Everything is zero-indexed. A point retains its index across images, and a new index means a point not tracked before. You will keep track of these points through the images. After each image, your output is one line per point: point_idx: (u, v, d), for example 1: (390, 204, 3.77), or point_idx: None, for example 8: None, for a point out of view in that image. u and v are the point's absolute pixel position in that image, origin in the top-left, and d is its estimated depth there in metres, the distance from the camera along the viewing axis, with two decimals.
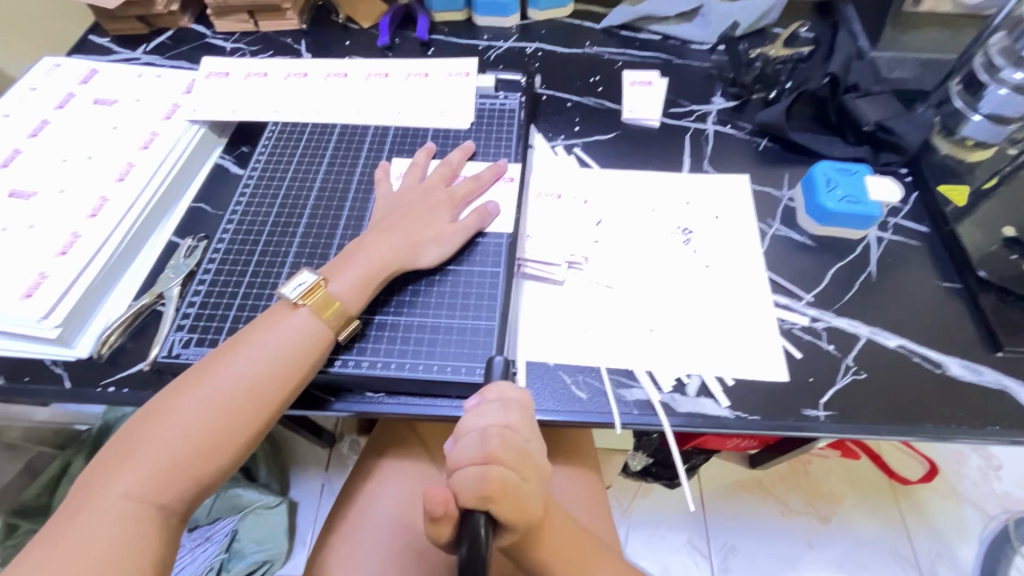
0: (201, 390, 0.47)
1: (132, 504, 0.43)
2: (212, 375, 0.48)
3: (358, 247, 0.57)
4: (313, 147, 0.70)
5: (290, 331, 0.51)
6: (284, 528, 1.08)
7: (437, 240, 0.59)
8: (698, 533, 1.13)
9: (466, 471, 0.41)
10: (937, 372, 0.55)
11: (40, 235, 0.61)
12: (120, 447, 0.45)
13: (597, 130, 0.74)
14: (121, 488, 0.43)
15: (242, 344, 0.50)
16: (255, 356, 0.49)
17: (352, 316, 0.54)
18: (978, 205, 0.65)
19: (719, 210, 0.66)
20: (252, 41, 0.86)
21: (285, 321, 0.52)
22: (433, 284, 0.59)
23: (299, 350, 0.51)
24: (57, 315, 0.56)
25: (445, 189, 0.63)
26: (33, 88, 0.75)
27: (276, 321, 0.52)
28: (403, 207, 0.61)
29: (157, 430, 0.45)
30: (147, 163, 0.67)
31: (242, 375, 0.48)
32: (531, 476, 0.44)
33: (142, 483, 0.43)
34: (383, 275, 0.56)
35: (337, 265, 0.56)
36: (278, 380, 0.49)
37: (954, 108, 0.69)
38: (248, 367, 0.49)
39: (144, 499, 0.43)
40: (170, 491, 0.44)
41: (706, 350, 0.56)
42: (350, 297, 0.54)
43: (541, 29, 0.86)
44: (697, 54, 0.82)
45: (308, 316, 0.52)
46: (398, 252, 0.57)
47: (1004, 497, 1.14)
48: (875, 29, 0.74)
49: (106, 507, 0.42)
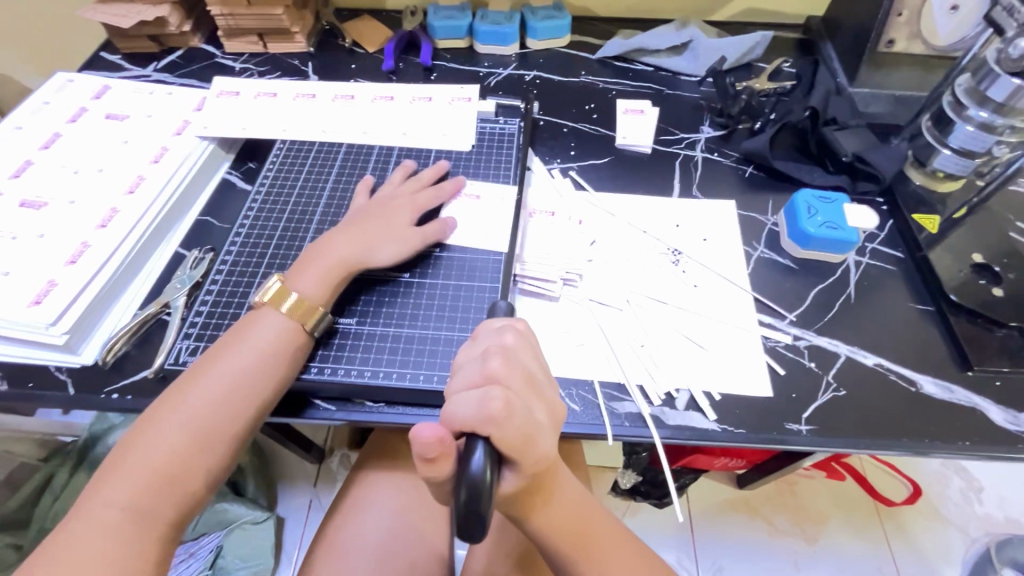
0: (182, 400, 0.49)
1: (126, 513, 0.43)
2: (194, 385, 0.49)
3: (316, 251, 0.59)
4: (319, 165, 0.73)
5: (268, 335, 0.53)
6: (271, 544, 1.08)
7: (395, 241, 0.61)
8: (687, 553, 1.13)
9: (465, 393, 0.39)
10: (911, 390, 0.58)
11: (49, 246, 0.62)
12: (109, 463, 0.46)
13: (592, 154, 0.78)
14: (111, 499, 0.44)
15: (221, 352, 0.52)
16: (234, 362, 0.51)
17: (320, 313, 0.56)
18: (949, 232, 0.69)
19: (707, 232, 0.70)
20: (260, 61, 0.89)
21: (262, 326, 0.54)
22: (387, 291, 0.61)
23: (277, 352, 0.52)
24: (65, 322, 0.57)
25: (408, 198, 0.65)
26: (46, 102, 0.77)
27: (251, 328, 0.54)
28: (361, 213, 0.63)
29: (145, 443, 0.46)
30: (157, 177, 0.69)
31: (223, 380, 0.50)
32: (533, 459, 0.40)
33: (130, 492, 0.44)
34: (344, 274, 0.58)
35: (297, 269, 0.58)
36: (259, 383, 0.51)
37: (926, 141, 0.74)
38: (231, 371, 0.51)
39: (137, 510, 0.44)
40: (162, 501, 0.45)
41: (696, 367, 0.59)
42: (315, 296, 0.56)
43: (539, 58, 0.90)
44: (686, 85, 0.87)
45: (282, 320, 0.54)
46: (353, 254, 0.59)
47: (985, 519, 1.16)
48: (852, 68, 0.79)
49: (100, 517, 0.43)
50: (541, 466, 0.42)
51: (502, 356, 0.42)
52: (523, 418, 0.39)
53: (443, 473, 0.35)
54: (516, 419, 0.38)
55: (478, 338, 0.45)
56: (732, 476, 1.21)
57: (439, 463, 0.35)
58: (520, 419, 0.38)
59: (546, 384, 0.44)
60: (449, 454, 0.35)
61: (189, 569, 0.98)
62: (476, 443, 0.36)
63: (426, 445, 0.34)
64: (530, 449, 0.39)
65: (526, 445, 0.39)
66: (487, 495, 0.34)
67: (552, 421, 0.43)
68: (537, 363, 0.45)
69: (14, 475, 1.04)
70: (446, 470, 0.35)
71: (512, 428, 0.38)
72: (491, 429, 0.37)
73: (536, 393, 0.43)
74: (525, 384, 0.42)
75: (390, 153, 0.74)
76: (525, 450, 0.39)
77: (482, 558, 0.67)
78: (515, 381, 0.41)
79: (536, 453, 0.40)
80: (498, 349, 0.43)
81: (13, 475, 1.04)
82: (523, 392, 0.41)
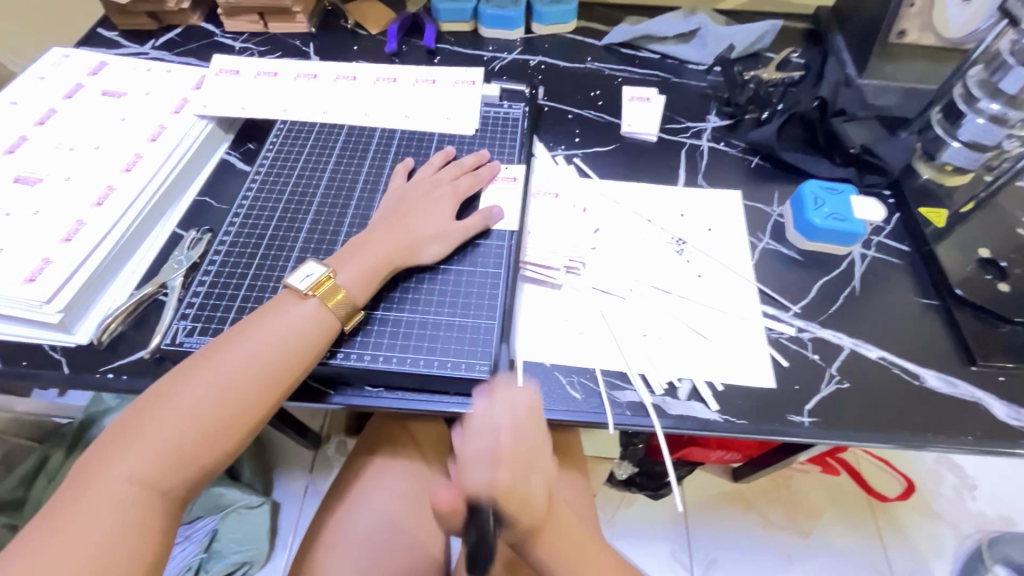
0: (206, 374, 0.48)
1: (134, 488, 0.43)
2: (219, 359, 0.49)
3: (363, 241, 0.58)
4: (321, 146, 0.72)
5: (298, 319, 0.52)
6: (265, 530, 1.08)
7: (438, 238, 0.61)
8: (681, 545, 1.14)
9: (479, 464, 0.43)
10: (915, 384, 0.57)
11: (44, 223, 0.61)
12: (125, 427, 0.46)
13: (596, 141, 0.77)
14: (124, 470, 0.43)
15: (251, 328, 0.51)
16: (261, 343, 0.50)
17: (356, 308, 0.55)
18: (956, 226, 0.68)
19: (711, 222, 0.69)
20: (261, 41, 0.87)
21: (294, 308, 0.52)
22: (425, 279, 0.60)
23: (305, 337, 0.51)
24: (59, 300, 0.56)
25: (450, 182, 0.65)
26: (42, 78, 0.76)
27: (283, 309, 0.52)
28: (405, 202, 0.63)
29: (163, 413, 0.46)
30: (154, 155, 0.68)
31: (249, 358, 0.49)
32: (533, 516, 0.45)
33: (145, 466, 0.44)
34: (387, 269, 0.58)
35: (343, 257, 0.57)
36: (284, 367, 0.50)
37: (935, 134, 0.72)
38: (256, 352, 0.50)
39: (146, 484, 0.43)
40: (171, 476, 0.44)
41: (698, 355, 0.58)
42: (357, 289, 0.55)
43: (545, 43, 0.89)
44: (693, 73, 0.86)
45: (316, 306, 0.53)
46: (399, 248, 0.58)
47: (977, 516, 1.17)
48: (862, 58, 0.78)
49: (108, 489, 0.42)
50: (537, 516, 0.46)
51: (513, 452, 0.44)
52: (525, 491, 0.43)
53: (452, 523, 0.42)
54: (520, 494, 0.43)
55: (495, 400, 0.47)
56: (728, 469, 1.22)
57: (449, 516, 0.42)
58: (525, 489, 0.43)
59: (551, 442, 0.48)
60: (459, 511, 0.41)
61: (184, 553, 1.00)
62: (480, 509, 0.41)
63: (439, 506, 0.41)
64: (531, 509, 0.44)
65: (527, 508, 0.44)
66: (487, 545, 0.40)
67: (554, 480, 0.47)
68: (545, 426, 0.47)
69: (9, 458, 1.02)
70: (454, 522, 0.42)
71: (517, 498, 0.42)
72: (500, 503, 0.41)
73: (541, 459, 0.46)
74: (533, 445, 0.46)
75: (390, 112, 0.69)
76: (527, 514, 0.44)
77: None
78: (522, 477, 0.43)
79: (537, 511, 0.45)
80: (513, 418, 0.46)
81: (8, 458, 1.02)
82: (531, 460, 0.45)
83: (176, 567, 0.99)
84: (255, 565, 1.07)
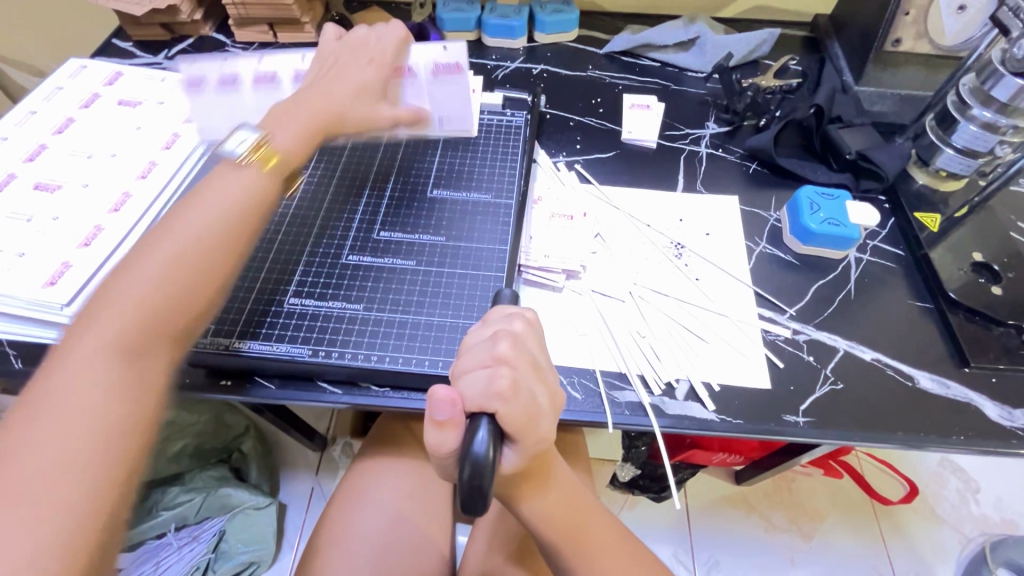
0: (153, 256, 0.46)
1: (127, 354, 0.41)
2: (163, 243, 0.47)
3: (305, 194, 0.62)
4: (329, 153, 0.74)
5: (230, 188, 0.51)
6: (272, 530, 1.10)
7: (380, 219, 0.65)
8: (684, 547, 1.15)
9: (476, 374, 0.40)
10: (909, 385, 0.58)
11: (63, 228, 0.64)
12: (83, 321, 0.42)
13: (597, 148, 0.79)
14: (106, 343, 0.41)
15: (180, 214, 0.49)
16: (198, 223, 0.48)
17: None
18: (950, 231, 0.69)
19: (709, 227, 0.71)
20: (270, 51, 0.90)
21: (221, 181, 0.51)
22: (430, 281, 0.62)
23: (245, 187, 0.52)
24: (78, 303, 0.58)
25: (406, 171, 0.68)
26: (60, 88, 0.78)
27: (210, 188, 0.51)
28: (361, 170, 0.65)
29: (122, 296, 0.43)
30: (168, 163, 0.70)
31: (199, 230, 0.48)
32: (532, 438, 0.41)
33: (126, 330, 0.42)
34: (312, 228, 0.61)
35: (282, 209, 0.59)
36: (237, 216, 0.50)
37: (929, 140, 0.74)
38: (203, 228, 0.48)
39: (135, 352, 0.42)
40: (160, 343, 0.44)
41: (696, 358, 0.60)
42: None
43: (547, 52, 0.91)
44: (692, 80, 0.87)
45: (248, 168, 0.53)
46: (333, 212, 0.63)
47: (980, 519, 1.17)
48: (858, 66, 0.80)
49: (97, 356, 0.40)
50: (537, 449, 0.43)
51: (510, 377, 0.40)
52: (525, 400, 0.40)
53: (449, 442, 0.38)
54: (521, 400, 0.40)
55: (490, 325, 0.45)
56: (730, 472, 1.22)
57: (444, 432, 0.37)
58: (525, 395, 0.40)
59: (551, 371, 0.45)
60: (457, 423, 0.37)
61: (193, 552, 1.02)
62: (480, 429, 0.37)
63: (437, 405, 0.37)
64: (531, 426, 0.40)
65: (526, 425, 0.40)
66: (490, 474, 0.35)
67: (555, 407, 0.44)
68: (543, 352, 0.45)
69: None
70: (449, 441, 0.38)
71: (517, 405, 0.39)
72: (498, 405, 0.39)
73: (541, 376, 0.43)
74: (533, 370, 0.42)
75: (338, 85, 0.61)
76: (528, 427, 0.40)
77: (482, 546, 0.69)
78: (520, 409, 0.39)
79: (538, 433, 0.41)
80: (508, 332, 0.43)
81: None
82: (531, 367, 0.42)
83: (183, 566, 1.01)
84: (262, 565, 1.09)
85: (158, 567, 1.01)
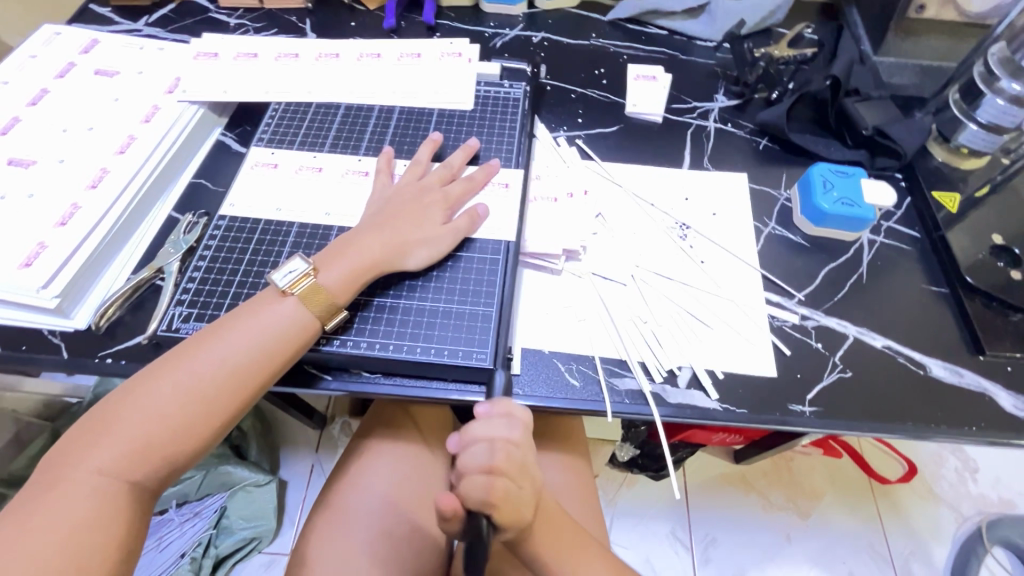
0: (177, 370, 0.48)
1: (105, 479, 0.43)
2: (193, 355, 0.49)
3: (349, 241, 0.57)
4: (317, 126, 0.71)
5: (273, 320, 0.51)
6: (272, 505, 1.09)
7: (427, 242, 0.58)
8: (681, 524, 1.15)
9: (474, 479, 0.45)
10: (919, 373, 0.56)
11: (40, 207, 0.61)
12: (97, 419, 0.46)
13: (600, 122, 0.75)
14: (96, 465, 0.43)
15: (220, 333, 0.50)
16: (237, 340, 0.50)
17: (340, 307, 0.54)
18: (969, 212, 0.66)
19: (716, 207, 0.67)
20: (256, 17, 0.85)
21: (273, 308, 0.52)
22: (430, 280, 0.59)
23: (278, 338, 0.51)
24: (56, 285, 0.55)
25: (440, 188, 0.62)
26: (33, 56, 0.74)
27: (263, 308, 0.52)
28: (397, 204, 0.60)
29: (144, 399, 0.46)
30: (148, 137, 0.67)
31: (222, 360, 0.49)
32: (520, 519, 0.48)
33: (116, 459, 0.44)
34: (371, 274, 0.56)
35: (328, 256, 0.56)
36: (253, 368, 0.49)
37: (952, 115, 0.70)
38: (230, 355, 0.49)
39: (119, 475, 0.44)
40: (143, 468, 0.45)
41: (699, 343, 0.57)
42: (338, 289, 0.54)
43: (548, 19, 0.86)
44: (701, 50, 0.83)
45: (295, 306, 0.52)
46: (386, 251, 0.56)
47: (978, 498, 1.17)
48: (878, 34, 0.75)
49: (84, 479, 0.43)
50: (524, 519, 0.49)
51: (505, 487, 0.45)
52: (514, 501, 0.46)
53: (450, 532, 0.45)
54: (511, 503, 0.46)
55: (487, 419, 0.47)
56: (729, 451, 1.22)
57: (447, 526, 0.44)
58: (513, 499, 0.46)
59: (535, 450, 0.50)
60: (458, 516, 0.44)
61: (195, 528, 1.04)
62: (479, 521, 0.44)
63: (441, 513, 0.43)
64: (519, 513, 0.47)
65: (515, 514, 0.47)
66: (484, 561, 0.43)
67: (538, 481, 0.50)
68: (528, 446, 0.48)
69: (20, 435, 1.02)
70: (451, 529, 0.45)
71: (508, 506, 0.45)
72: (491, 511, 0.45)
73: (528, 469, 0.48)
74: (523, 469, 0.47)
75: (375, 232, 0.57)
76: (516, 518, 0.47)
77: None
78: (510, 512, 0.46)
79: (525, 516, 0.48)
80: (503, 440, 0.46)
81: (18, 435, 1.02)
82: (522, 467, 0.47)
83: (186, 541, 1.03)
84: (263, 541, 1.09)
85: (161, 542, 1.03)
